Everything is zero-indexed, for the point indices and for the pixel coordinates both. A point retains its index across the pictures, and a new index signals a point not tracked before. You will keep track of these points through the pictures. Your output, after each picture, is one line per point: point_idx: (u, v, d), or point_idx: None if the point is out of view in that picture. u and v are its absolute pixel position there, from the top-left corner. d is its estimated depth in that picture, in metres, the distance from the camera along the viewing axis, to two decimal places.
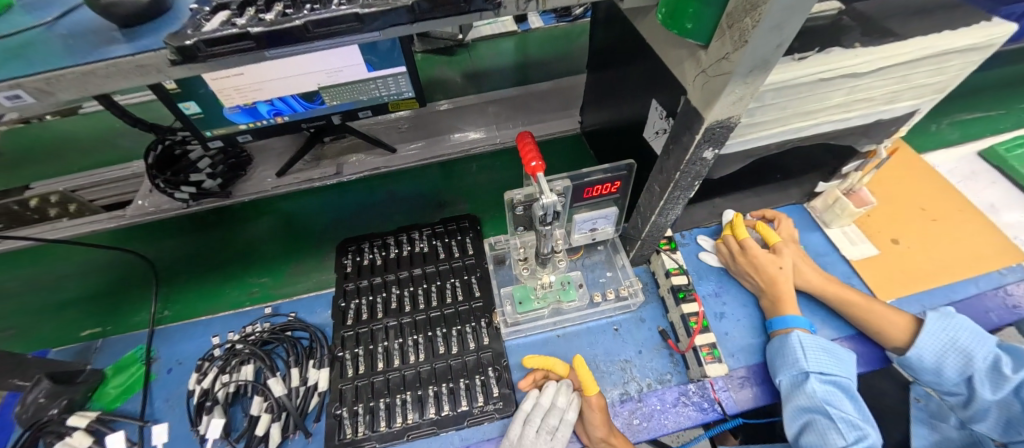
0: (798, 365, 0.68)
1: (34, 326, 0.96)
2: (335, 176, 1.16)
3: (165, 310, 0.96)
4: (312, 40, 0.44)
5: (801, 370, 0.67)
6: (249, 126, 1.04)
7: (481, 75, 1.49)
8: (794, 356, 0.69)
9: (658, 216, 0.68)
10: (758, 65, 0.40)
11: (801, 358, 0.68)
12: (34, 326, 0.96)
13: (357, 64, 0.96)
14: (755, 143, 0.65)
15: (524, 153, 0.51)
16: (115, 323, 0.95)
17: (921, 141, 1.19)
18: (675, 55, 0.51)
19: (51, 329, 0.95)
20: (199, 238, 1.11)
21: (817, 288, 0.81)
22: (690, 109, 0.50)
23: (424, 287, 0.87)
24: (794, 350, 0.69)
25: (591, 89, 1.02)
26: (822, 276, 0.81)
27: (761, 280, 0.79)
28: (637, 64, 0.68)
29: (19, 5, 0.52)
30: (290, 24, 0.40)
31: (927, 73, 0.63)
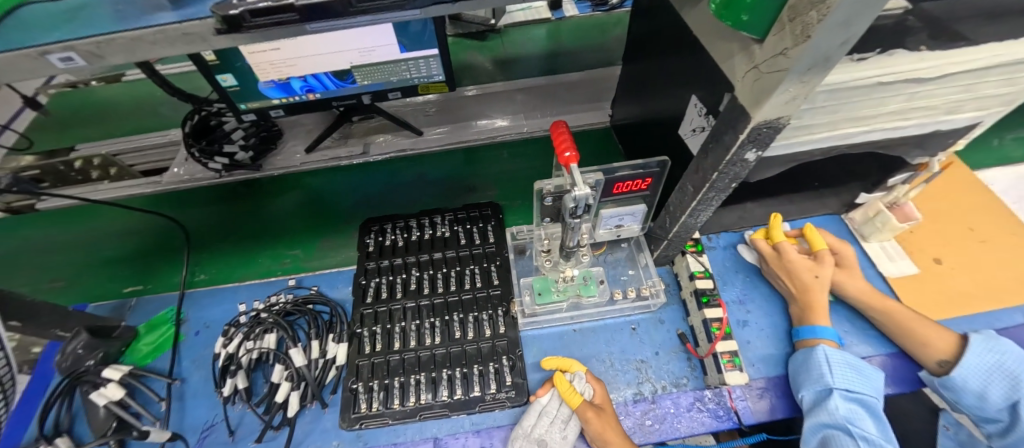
0: (822, 380, 0.65)
1: (77, 280, 1.02)
2: (362, 156, 1.20)
3: (199, 274, 1.00)
4: (354, 15, 0.43)
5: (826, 386, 0.65)
6: (282, 101, 1.06)
7: (511, 62, 1.47)
8: (819, 371, 0.67)
9: (688, 216, 0.66)
10: (817, 63, 0.38)
11: (826, 373, 0.66)
12: (76, 280, 1.02)
13: (390, 45, 0.96)
14: (798, 147, 0.62)
15: (557, 142, 0.50)
16: (156, 282, 1.00)
17: (976, 156, 1.12)
18: (725, 49, 0.49)
19: (94, 284, 1.01)
20: (228, 207, 1.14)
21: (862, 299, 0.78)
22: (735, 107, 0.47)
23: (444, 271, 0.87)
24: (820, 365, 0.67)
25: (625, 82, 0.99)
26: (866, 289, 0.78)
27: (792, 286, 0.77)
28: (678, 57, 0.66)
29: None
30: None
31: (997, 83, 0.58)
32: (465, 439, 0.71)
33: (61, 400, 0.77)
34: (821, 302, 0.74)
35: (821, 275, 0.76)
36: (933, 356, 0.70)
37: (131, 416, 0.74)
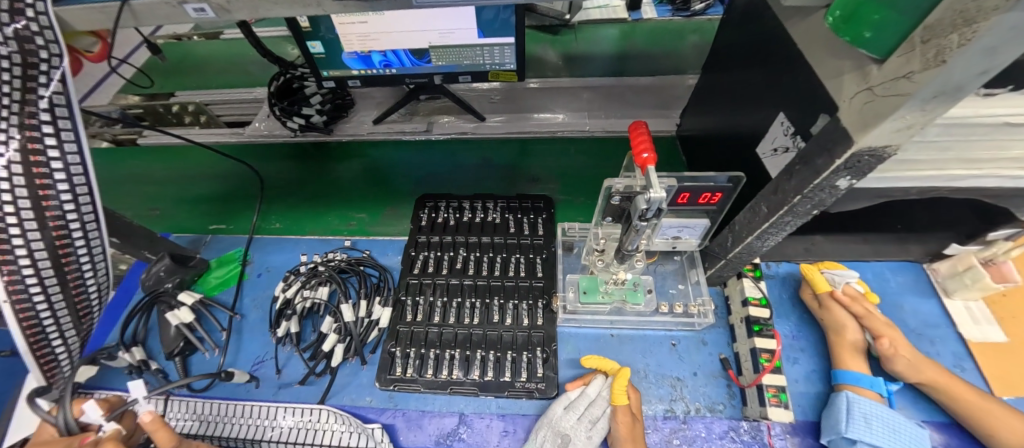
0: (836, 428, 0.63)
1: (167, 211, 1.14)
2: (425, 133, 1.23)
3: (276, 223, 1.08)
4: None
5: (843, 433, 0.62)
6: (360, 72, 1.11)
7: (580, 59, 1.45)
8: (836, 419, 0.64)
9: (755, 238, 0.63)
10: (946, 91, 0.34)
11: (845, 420, 0.63)
12: (170, 212, 1.13)
13: (470, 29, 0.98)
14: (893, 182, 0.57)
15: (635, 142, 0.50)
16: (236, 223, 1.09)
17: None
18: (835, 67, 0.46)
19: (183, 218, 1.12)
20: (299, 165, 1.22)
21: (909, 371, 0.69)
22: (835, 130, 0.44)
23: (491, 256, 0.89)
24: (839, 412, 0.65)
25: (700, 92, 0.95)
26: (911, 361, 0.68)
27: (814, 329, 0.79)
28: (770, 72, 0.63)
29: None
30: None
31: None
32: (490, 420, 0.73)
33: (141, 313, 0.86)
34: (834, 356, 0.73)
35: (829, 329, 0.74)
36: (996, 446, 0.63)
37: (196, 340, 0.83)
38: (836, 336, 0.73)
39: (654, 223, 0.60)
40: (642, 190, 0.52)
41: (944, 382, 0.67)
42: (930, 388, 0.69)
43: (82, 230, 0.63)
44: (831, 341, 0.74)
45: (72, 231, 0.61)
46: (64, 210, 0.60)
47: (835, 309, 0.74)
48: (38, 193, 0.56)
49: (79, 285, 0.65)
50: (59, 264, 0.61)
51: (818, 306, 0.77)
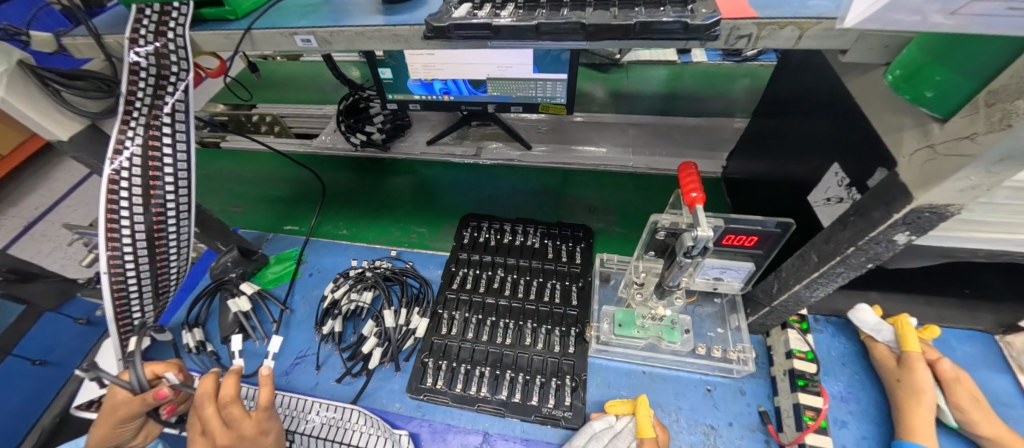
0: None
1: (248, 209, 1.26)
2: (473, 157, 1.29)
3: (345, 230, 1.17)
4: (537, 41, 0.47)
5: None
6: (421, 98, 1.20)
7: (628, 96, 1.49)
8: None
9: (803, 287, 0.61)
10: (1013, 155, 0.34)
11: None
12: (252, 210, 1.25)
13: (526, 64, 1.05)
14: (955, 243, 0.55)
15: (684, 182, 0.51)
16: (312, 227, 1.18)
17: None
18: (895, 123, 0.46)
19: (261, 218, 1.22)
20: (357, 178, 1.32)
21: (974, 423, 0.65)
22: (893, 185, 0.44)
23: (528, 279, 0.91)
24: None
25: (749, 136, 0.96)
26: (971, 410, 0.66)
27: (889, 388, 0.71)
28: (825, 123, 0.63)
29: None
30: (527, 23, 0.45)
31: None
32: (513, 443, 0.73)
33: (206, 298, 0.95)
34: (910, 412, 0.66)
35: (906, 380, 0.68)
36: None
37: (248, 328, 0.90)
38: (909, 391, 0.67)
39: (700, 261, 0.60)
40: (688, 227, 0.53)
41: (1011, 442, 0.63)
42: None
43: (176, 217, 0.71)
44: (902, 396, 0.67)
45: (168, 217, 0.70)
46: (166, 199, 0.68)
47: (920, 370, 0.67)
48: (149, 183, 0.66)
49: (164, 266, 0.73)
50: (154, 245, 0.70)
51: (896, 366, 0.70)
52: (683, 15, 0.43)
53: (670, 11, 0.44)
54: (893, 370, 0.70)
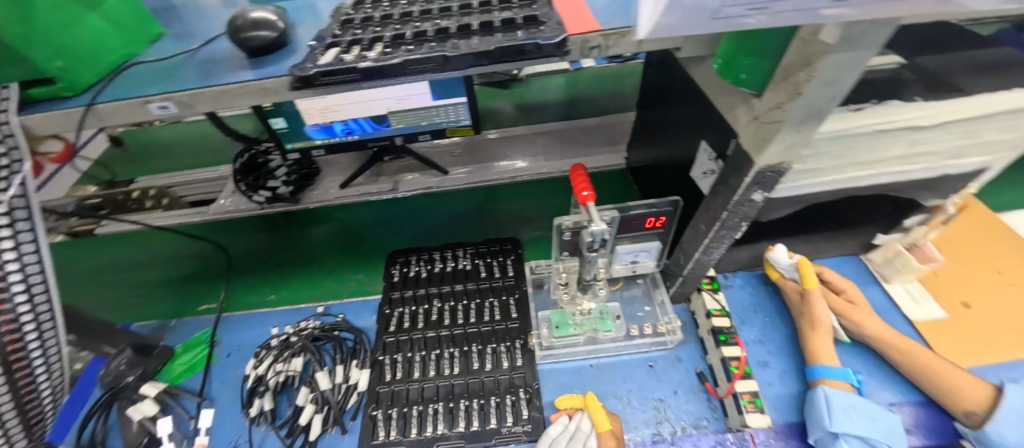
0: (823, 424, 0.65)
1: (147, 297, 1.11)
2: (391, 192, 1.28)
3: (273, 294, 1.07)
4: (406, 76, 0.49)
5: (829, 429, 0.64)
6: (324, 142, 1.16)
7: (533, 108, 1.56)
8: (819, 414, 0.66)
9: (702, 253, 0.69)
10: (811, 115, 0.42)
11: (827, 415, 0.65)
12: (151, 297, 1.11)
13: (423, 94, 1.07)
14: (805, 190, 0.65)
15: (577, 183, 0.55)
16: (232, 300, 1.07)
17: (1012, 193, 1.07)
18: (728, 101, 0.54)
19: (159, 303, 1.09)
20: (267, 236, 1.22)
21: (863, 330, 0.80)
22: (741, 153, 0.52)
23: (465, 303, 0.91)
24: (821, 408, 0.66)
25: (640, 127, 1.05)
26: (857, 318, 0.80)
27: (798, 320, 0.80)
28: (687, 108, 0.71)
29: (172, 34, 0.65)
30: (389, 62, 0.47)
31: (997, 130, 0.62)
32: None
33: (99, 413, 0.80)
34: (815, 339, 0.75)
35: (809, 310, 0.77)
36: (962, 407, 0.69)
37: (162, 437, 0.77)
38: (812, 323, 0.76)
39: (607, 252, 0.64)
40: (587, 222, 0.57)
41: (891, 340, 0.78)
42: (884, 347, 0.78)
43: (35, 328, 0.61)
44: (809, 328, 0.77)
45: (25, 332, 0.59)
46: (18, 312, 0.58)
47: (818, 301, 0.76)
48: None
49: (30, 391, 0.62)
50: (9, 370, 0.59)
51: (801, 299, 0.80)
52: (535, 36, 0.47)
53: (525, 34, 0.49)
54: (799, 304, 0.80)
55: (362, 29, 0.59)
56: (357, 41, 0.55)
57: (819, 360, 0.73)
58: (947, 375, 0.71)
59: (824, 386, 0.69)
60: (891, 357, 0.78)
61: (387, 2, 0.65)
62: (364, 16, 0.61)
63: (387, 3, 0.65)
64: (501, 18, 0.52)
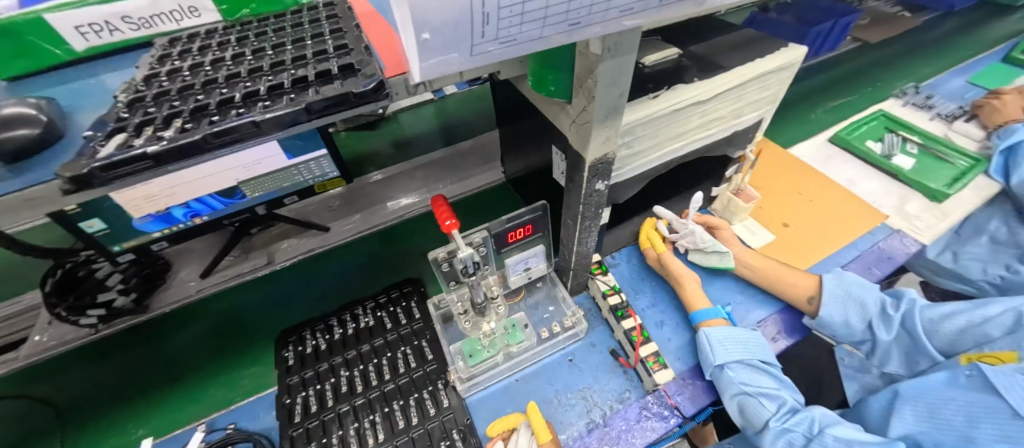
0: (711, 361, 0.74)
1: None
2: (268, 266, 1.12)
3: (141, 429, 0.87)
4: (212, 151, 0.47)
5: (717, 364, 0.74)
6: (164, 232, 0.89)
7: (410, 143, 1.48)
8: (707, 353, 0.76)
9: (579, 245, 0.74)
10: (610, 111, 0.49)
11: (713, 352, 0.75)
12: None
13: (276, 155, 0.85)
14: (642, 169, 0.76)
15: (439, 213, 0.57)
16: None
17: (794, 131, 1.37)
18: (551, 110, 0.60)
19: None
20: (111, 364, 0.98)
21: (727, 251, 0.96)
22: (574, 153, 0.58)
23: (375, 362, 0.85)
24: (707, 347, 0.76)
25: (505, 141, 1.10)
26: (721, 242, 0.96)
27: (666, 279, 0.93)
28: (532, 120, 0.77)
29: None
30: (188, 139, 0.44)
31: (756, 91, 0.79)
32: None
33: None
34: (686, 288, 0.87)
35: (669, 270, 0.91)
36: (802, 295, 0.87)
37: None
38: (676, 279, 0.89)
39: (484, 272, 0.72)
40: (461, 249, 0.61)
41: (744, 260, 0.94)
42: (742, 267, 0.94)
43: None
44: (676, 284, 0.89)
45: None
46: None
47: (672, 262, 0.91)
48: None
49: None
50: None
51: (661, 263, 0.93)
52: (346, 85, 0.49)
53: (344, 84, 0.49)
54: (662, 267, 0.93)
55: (158, 105, 0.52)
56: (149, 121, 0.49)
57: (694, 308, 0.84)
58: (786, 281, 0.89)
59: (705, 328, 0.79)
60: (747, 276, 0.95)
61: (187, 71, 0.59)
62: (159, 91, 0.55)
63: (188, 72, 0.59)
64: (316, 70, 0.51)
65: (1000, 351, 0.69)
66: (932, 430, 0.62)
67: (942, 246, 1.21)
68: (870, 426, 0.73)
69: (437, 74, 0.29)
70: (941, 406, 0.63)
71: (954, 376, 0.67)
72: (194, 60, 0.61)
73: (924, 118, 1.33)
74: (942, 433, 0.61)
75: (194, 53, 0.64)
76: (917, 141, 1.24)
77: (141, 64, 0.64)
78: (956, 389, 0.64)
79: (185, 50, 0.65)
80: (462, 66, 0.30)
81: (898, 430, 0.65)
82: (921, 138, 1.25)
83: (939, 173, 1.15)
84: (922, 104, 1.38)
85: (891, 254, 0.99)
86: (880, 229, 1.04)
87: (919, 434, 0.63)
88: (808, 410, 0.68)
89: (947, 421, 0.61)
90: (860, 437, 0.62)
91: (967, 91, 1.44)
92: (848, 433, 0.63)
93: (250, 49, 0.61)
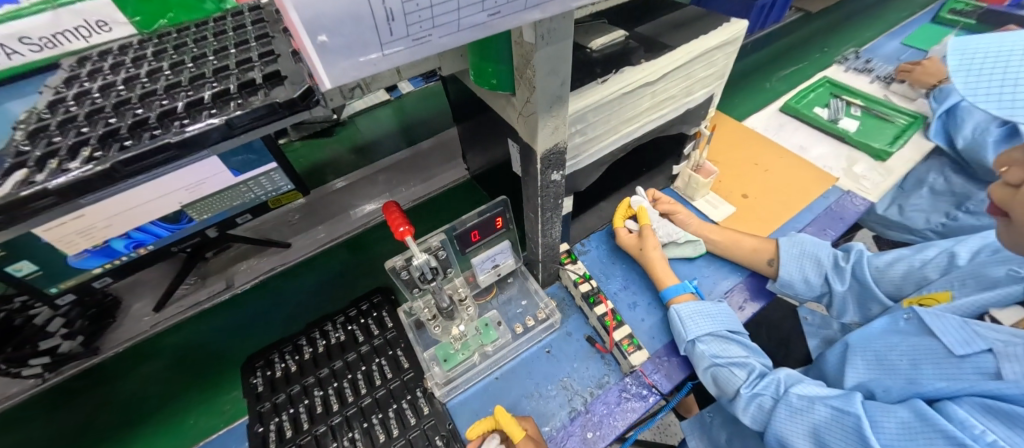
0: (684, 336, 0.75)
1: None
2: (227, 291, 1.06)
3: None
4: (126, 178, 0.45)
5: (688, 339, 0.74)
6: (106, 266, 0.67)
7: (370, 147, 1.42)
8: (679, 329, 0.76)
9: (544, 237, 0.74)
10: (554, 101, 0.48)
11: (683, 328, 0.75)
12: None
13: (222, 172, 0.66)
14: (599, 154, 0.76)
15: (392, 220, 0.63)
16: None
17: (748, 103, 1.40)
18: (499, 103, 0.58)
19: None
20: (63, 413, 0.89)
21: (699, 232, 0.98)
22: (525, 144, 0.57)
23: (350, 378, 0.82)
24: (679, 324, 0.77)
25: (465, 138, 1.07)
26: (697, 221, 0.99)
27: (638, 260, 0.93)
28: (485, 114, 0.75)
29: None
30: (93, 170, 0.42)
31: (703, 68, 0.80)
32: None
33: None
34: (658, 265, 0.89)
35: (645, 246, 0.91)
36: (764, 259, 0.90)
37: None
38: (648, 257, 0.90)
39: (442, 278, 0.73)
40: (420, 258, 0.64)
41: (708, 233, 0.96)
42: (708, 239, 0.96)
43: None
44: (647, 263, 0.90)
45: None
46: None
47: (648, 237, 0.91)
48: None
49: None
50: None
51: (637, 240, 0.93)
52: (269, 98, 0.49)
53: (269, 94, 0.49)
54: (636, 244, 0.93)
55: (65, 133, 0.48)
56: (54, 153, 0.45)
57: (665, 284, 0.86)
58: (746, 247, 0.92)
59: (675, 305, 0.80)
60: (711, 251, 0.97)
61: (98, 93, 0.54)
62: (65, 116, 0.50)
63: (99, 94, 0.54)
64: (238, 81, 0.51)
65: (936, 292, 0.75)
66: (881, 376, 0.65)
67: (889, 201, 1.28)
68: (829, 378, 0.77)
69: (351, 79, 0.28)
70: (887, 353, 0.66)
71: (894, 320, 0.71)
72: (106, 80, 0.56)
73: (865, 81, 1.39)
74: (890, 378, 0.64)
75: (106, 71, 0.58)
76: (859, 104, 1.29)
77: (45, 87, 0.57)
78: (899, 335, 0.68)
79: (96, 69, 0.59)
80: (379, 68, 0.29)
81: (852, 380, 0.68)
82: (864, 101, 1.30)
83: (881, 133, 1.21)
84: (862, 69, 1.44)
85: (842, 214, 1.03)
86: (831, 192, 1.09)
87: (870, 382, 0.66)
88: (774, 372, 0.71)
89: (893, 366, 0.65)
90: (823, 393, 0.64)
91: (902, 53, 1.52)
92: (811, 391, 0.65)
93: (168, 63, 0.57)
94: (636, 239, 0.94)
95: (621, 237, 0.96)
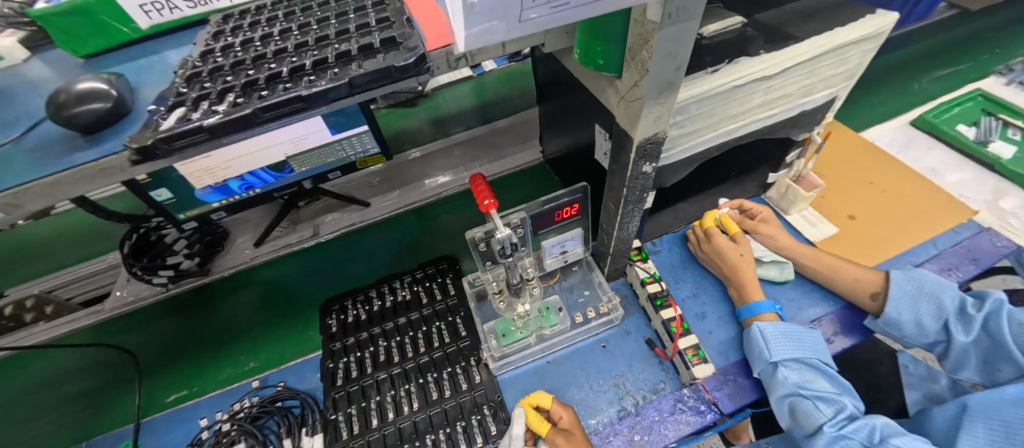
0: (764, 357, 0.70)
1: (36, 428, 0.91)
2: (313, 238, 1.15)
3: (209, 378, 0.94)
4: (263, 123, 0.51)
5: (770, 360, 0.69)
6: (223, 203, 0.77)
7: (449, 121, 1.47)
8: (760, 349, 0.72)
9: (620, 230, 0.71)
10: (665, 87, 0.45)
11: (766, 348, 0.71)
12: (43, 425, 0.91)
13: (320, 130, 0.72)
14: (692, 150, 0.71)
15: (478, 192, 0.64)
16: (150, 401, 0.91)
17: (872, 112, 1.22)
18: (599, 86, 0.56)
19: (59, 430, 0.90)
20: (183, 321, 1.05)
21: (792, 249, 0.88)
22: (621, 131, 0.55)
23: (411, 335, 0.87)
24: (760, 343, 0.72)
25: (546, 120, 1.05)
26: (790, 238, 0.89)
27: (725, 267, 0.84)
28: (577, 96, 0.73)
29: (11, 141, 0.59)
30: (242, 112, 0.48)
31: (834, 65, 0.70)
32: None
33: None
34: (748, 276, 0.81)
35: (745, 252, 0.82)
36: (867, 290, 0.80)
37: None
38: (741, 266, 0.81)
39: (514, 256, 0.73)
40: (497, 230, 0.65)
41: (803, 253, 0.87)
42: (807, 258, 0.86)
43: None
44: (735, 273, 0.82)
45: None
46: None
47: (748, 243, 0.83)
48: None
49: None
50: None
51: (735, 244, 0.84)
52: (388, 62, 0.51)
53: (385, 58, 0.52)
54: (733, 248, 0.83)
55: (213, 80, 0.55)
56: (204, 96, 0.52)
57: (748, 299, 0.79)
58: (847, 274, 0.83)
59: (758, 323, 0.74)
60: (802, 274, 0.89)
61: (239, 47, 0.61)
62: (213, 66, 0.56)
63: (240, 48, 0.60)
64: (357, 44, 0.54)
65: None
66: None
67: None
68: (934, 437, 0.67)
69: (480, 44, 0.28)
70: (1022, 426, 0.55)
71: None
72: (246, 36, 0.63)
73: None
74: None
75: (246, 28, 0.65)
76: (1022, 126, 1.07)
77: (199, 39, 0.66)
78: None
79: (237, 26, 0.66)
80: (509, 36, 0.28)
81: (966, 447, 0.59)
82: None
83: None
84: None
85: (978, 255, 0.86)
86: (967, 227, 0.92)
87: None
88: (868, 418, 0.62)
89: None
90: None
91: None
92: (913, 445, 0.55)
93: (296, 24, 0.63)
94: (733, 243, 0.84)
95: (714, 238, 0.85)
